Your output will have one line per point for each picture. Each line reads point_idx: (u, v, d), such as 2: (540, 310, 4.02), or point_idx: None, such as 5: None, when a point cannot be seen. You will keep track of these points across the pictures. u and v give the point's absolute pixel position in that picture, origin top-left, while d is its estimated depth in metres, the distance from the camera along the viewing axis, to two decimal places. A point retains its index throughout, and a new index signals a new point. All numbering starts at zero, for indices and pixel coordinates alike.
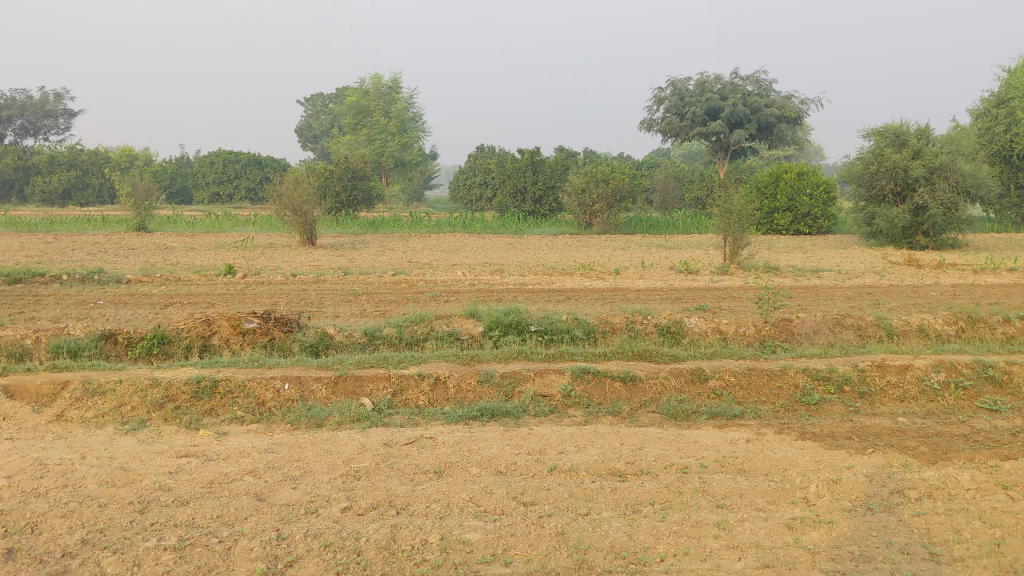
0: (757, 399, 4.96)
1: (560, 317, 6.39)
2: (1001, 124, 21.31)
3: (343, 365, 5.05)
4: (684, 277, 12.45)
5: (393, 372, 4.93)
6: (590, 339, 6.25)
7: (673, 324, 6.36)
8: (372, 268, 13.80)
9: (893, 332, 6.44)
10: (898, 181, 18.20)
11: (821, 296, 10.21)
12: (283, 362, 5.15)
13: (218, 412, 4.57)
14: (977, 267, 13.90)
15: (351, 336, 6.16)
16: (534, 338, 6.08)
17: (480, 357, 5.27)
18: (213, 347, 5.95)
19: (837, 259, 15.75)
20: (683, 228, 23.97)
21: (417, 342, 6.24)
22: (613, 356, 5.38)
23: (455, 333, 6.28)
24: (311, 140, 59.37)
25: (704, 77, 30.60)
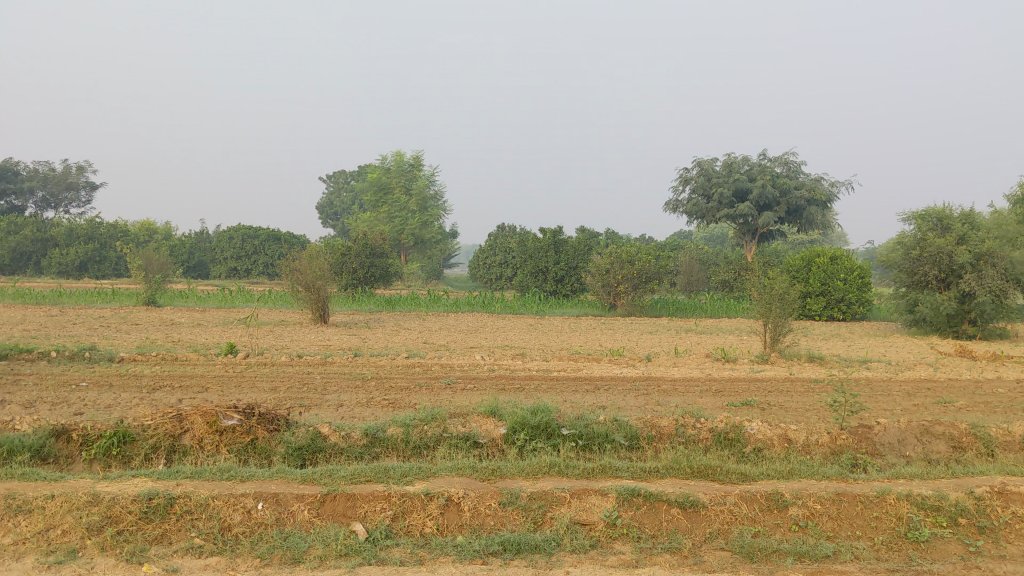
0: (851, 534, 4.09)
1: (597, 419, 5.56)
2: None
3: (333, 480, 4.32)
4: (723, 365, 11.48)
5: (394, 491, 4.20)
6: (632, 446, 5.39)
7: (733, 430, 5.50)
8: (385, 350, 12.94)
9: (993, 444, 5.52)
10: (942, 267, 17.27)
11: (878, 391, 9.21)
12: (258, 474, 4.44)
13: (170, 539, 3.85)
14: None
15: (349, 438, 5.33)
16: (567, 446, 5.25)
17: (501, 471, 4.58)
18: (183, 448, 5.22)
19: (882, 348, 14.74)
20: (711, 312, 23.04)
21: (426, 446, 5.37)
22: (667, 472, 4.62)
23: (471, 436, 5.42)
24: (333, 218, 59.50)
25: (731, 158, 30.10)
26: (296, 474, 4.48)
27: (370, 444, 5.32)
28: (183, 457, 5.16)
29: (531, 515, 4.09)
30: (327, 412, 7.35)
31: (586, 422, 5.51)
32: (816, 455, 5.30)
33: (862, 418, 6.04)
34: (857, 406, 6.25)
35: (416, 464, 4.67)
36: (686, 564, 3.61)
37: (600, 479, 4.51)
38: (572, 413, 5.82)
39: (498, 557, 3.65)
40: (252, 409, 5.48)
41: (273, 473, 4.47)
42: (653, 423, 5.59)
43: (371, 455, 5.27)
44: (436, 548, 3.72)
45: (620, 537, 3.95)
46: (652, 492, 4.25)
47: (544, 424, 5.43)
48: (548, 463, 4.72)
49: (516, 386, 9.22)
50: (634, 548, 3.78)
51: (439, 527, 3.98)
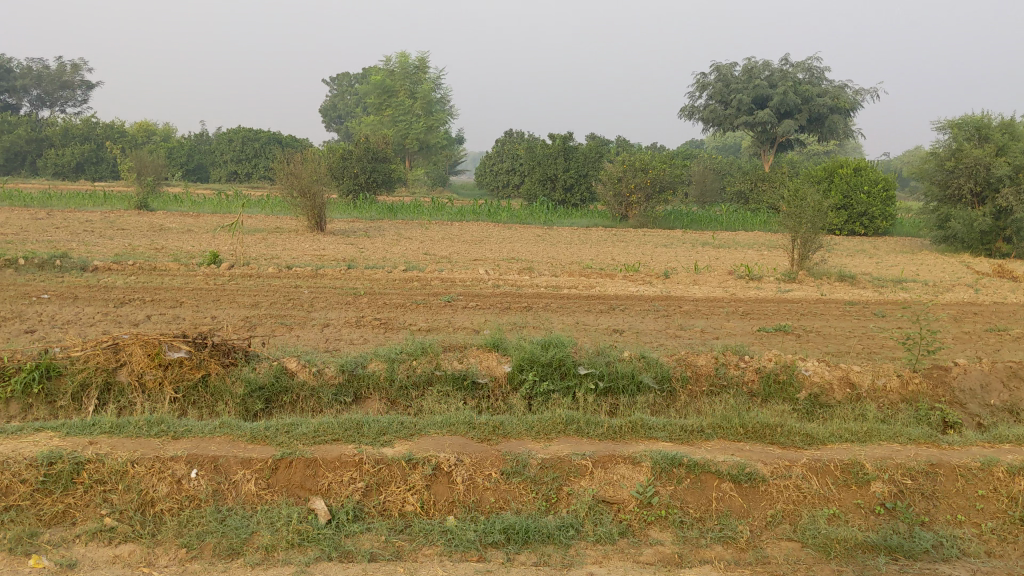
0: (950, 517, 3.78)
1: (619, 355, 5.01)
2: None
3: (291, 442, 3.99)
4: (747, 284, 10.59)
5: (366, 456, 3.85)
6: (662, 390, 4.88)
7: (784, 370, 4.98)
8: (382, 261, 12.07)
9: None
10: (978, 180, 16.17)
11: (921, 318, 8.38)
12: (196, 430, 4.15)
13: (73, 518, 3.55)
14: None
15: (322, 376, 4.90)
16: (586, 391, 4.76)
17: (505, 428, 4.21)
18: (119, 387, 4.75)
19: (914, 267, 13.82)
20: (727, 224, 22.05)
21: (413, 387, 4.88)
22: (714, 434, 4.27)
23: (468, 375, 4.89)
24: (336, 121, 57.96)
25: (751, 63, 28.65)
26: (244, 430, 4.19)
27: (348, 381, 4.90)
28: (119, 396, 4.72)
29: (542, 489, 3.74)
30: (306, 339, 6.57)
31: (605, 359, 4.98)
32: (885, 405, 4.85)
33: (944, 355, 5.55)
34: (937, 344, 5.73)
35: (401, 418, 4.32)
36: (747, 560, 3.35)
37: (623, 443, 4.09)
38: (591, 347, 5.28)
39: (500, 550, 3.33)
40: (206, 339, 4.98)
41: (215, 428, 4.17)
42: (687, 363, 5.06)
43: (350, 396, 4.86)
44: (418, 536, 3.41)
45: (657, 520, 3.64)
46: (695, 463, 3.88)
47: (554, 360, 4.86)
48: (570, 417, 4.32)
49: (522, 305, 8.42)
50: (678, 538, 3.51)
51: (423, 505, 3.63)
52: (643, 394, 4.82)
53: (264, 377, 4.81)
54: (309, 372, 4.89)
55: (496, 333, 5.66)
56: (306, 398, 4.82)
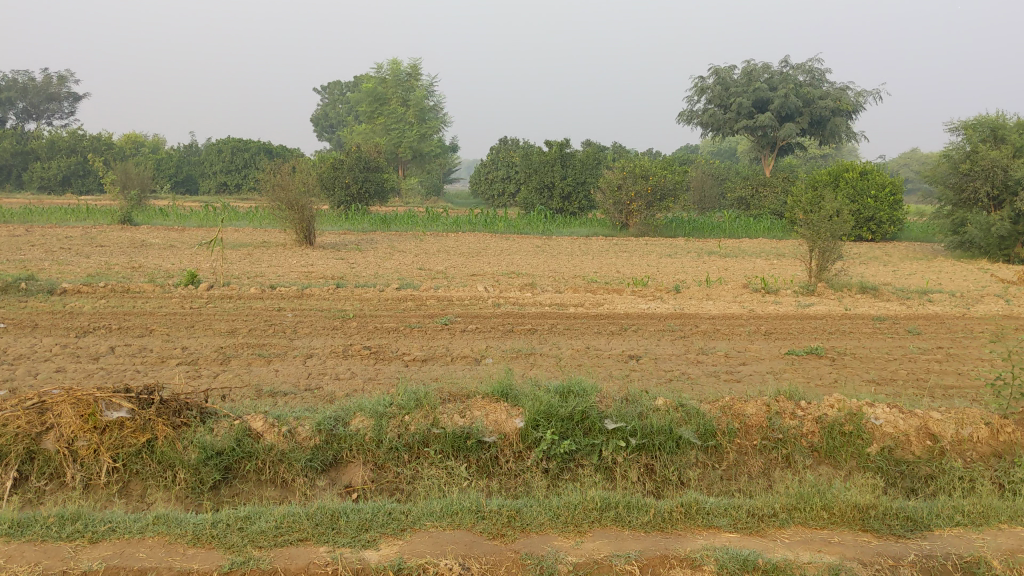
0: None
1: (653, 405, 4.50)
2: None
3: (242, 547, 3.36)
4: (764, 298, 9.92)
5: (341, 565, 3.25)
6: (705, 447, 4.37)
7: (849, 420, 4.47)
8: (374, 278, 11.37)
9: None
10: (995, 184, 15.52)
11: (961, 339, 7.67)
12: (124, 528, 3.51)
13: None
14: None
15: (295, 438, 4.26)
16: (618, 447, 4.25)
17: (525, 515, 3.66)
18: (45, 455, 4.12)
19: (934, 275, 13.17)
20: (730, 231, 21.39)
21: (408, 446, 4.27)
22: (790, 517, 3.74)
23: (473, 434, 4.29)
24: (328, 130, 57.36)
25: (751, 66, 28.05)
26: (185, 523, 3.57)
27: (326, 443, 4.26)
28: (43, 468, 4.09)
29: None
30: (283, 376, 5.85)
31: (635, 411, 4.46)
32: (972, 460, 4.36)
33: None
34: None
35: (390, 506, 3.74)
36: None
37: (675, 536, 3.54)
38: (622, 392, 4.77)
39: None
40: (152, 395, 4.33)
41: (146, 526, 3.53)
42: (734, 413, 4.55)
43: (327, 461, 4.23)
44: None
45: None
46: (775, 566, 3.30)
47: (576, 414, 4.36)
48: (610, 497, 3.83)
49: (526, 328, 7.71)
50: None
51: None
52: (683, 452, 4.32)
53: (221, 442, 4.16)
54: (277, 433, 4.25)
55: (505, 376, 5.03)
56: (274, 465, 4.18)
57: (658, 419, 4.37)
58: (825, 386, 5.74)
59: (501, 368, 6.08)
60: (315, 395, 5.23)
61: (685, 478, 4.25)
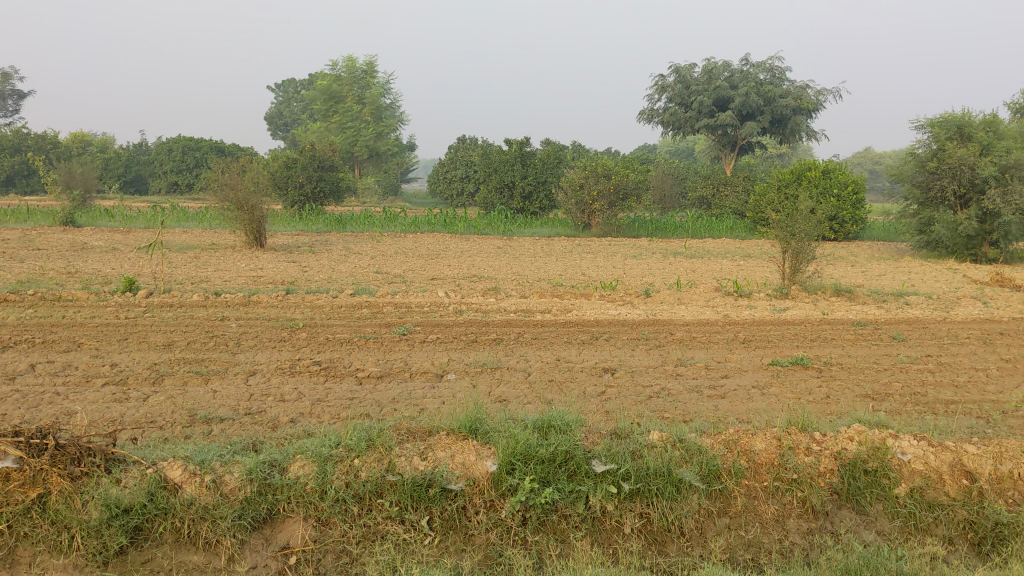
0: None
1: (647, 442, 4.07)
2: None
3: None
4: (738, 302, 9.49)
5: None
6: (710, 492, 3.94)
7: (874, 457, 4.08)
8: (327, 283, 10.75)
9: None
10: (962, 182, 15.31)
11: (949, 346, 7.27)
12: None
13: None
14: None
15: (221, 489, 3.71)
16: (607, 497, 3.81)
17: None
18: None
19: (905, 276, 12.88)
20: (693, 231, 21.03)
21: (372, 496, 3.78)
22: None
23: (436, 481, 3.80)
24: (283, 129, 56.33)
25: (711, 63, 27.77)
26: None
27: (260, 496, 3.73)
28: None
29: None
30: (220, 398, 5.24)
31: (623, 451, 4.02)
32: (1011, 501, 3.95)
33: None
34: None
35: None
36: None
37: None
38: (609, 427, 4.33)
39: None
40: (47, 438, 3.73)
41: None
42: (742, 450, 4.12)
43: (259, 517, 3.69)
44: None
45: None
46: None
47: (558, 455, 3.92)
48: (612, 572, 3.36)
49: (490, 338, 7.18)
50: None
51: None
52: (685, 498, 3.88)
53: (127, 497, 3.60)
54: (198, 484, 3.70)
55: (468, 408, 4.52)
56: (193, 523, 3.63)
57: (655, 460, 3.94)
58: (818, 403, 5.28)
59: (465, 387, 5.52)
60: (255, 424, 4.65)
61: (686, 530, 3.81)
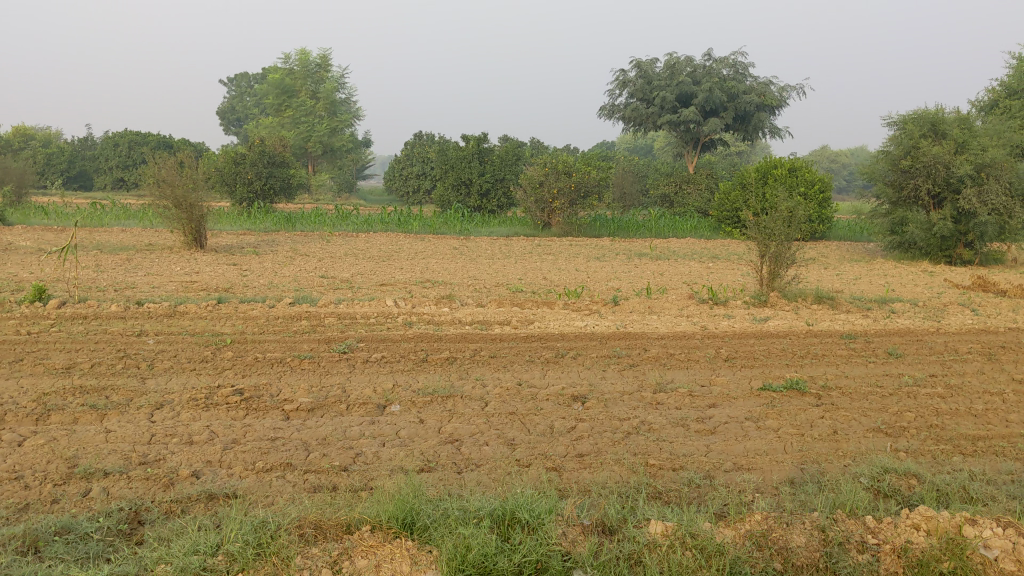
0: None
1: (646, 539, 3.24)
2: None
3: None
4: (715, 312, 8.73)
5: None
6: None
7: (950, 553, 3.18)
8: (266, 290, 9.78)
9: None
10: (936, 181, 14.72)
11: (953, 364, 6.55)
12: None
13: None
14: None
15: None
16: None
17: None
18: None
19: (880, 280, 12.27)
20: (658, 231, 20.34)
21: None
22: None
23: None
24: (235, 124, 54.89)
25: (673, 58, 27.13)
26: None
27: None
28: None
29: None
30: (112, 441, 4.32)
31: (616, 558, 3.19)
32: None
33: None
34: None
35: None
36: None
37: None
38: (596, 510, 3.48)
39: None
40: None
41: None
42: (776, 546, 3.25)
43: None
44: None
45: None
46: None
47: (530, 567, 3.11)
48: None
49: (443, 357, 6.31)
50: None
51: None
52: None
53: None
54: None
55: (406, 478, 3.69)
56: None
57: (659, 571, 3.12)
58: (825, 441, 4.49)
59: (411, 422, 4.66)
60: (144, 480, 3.74)
61: None
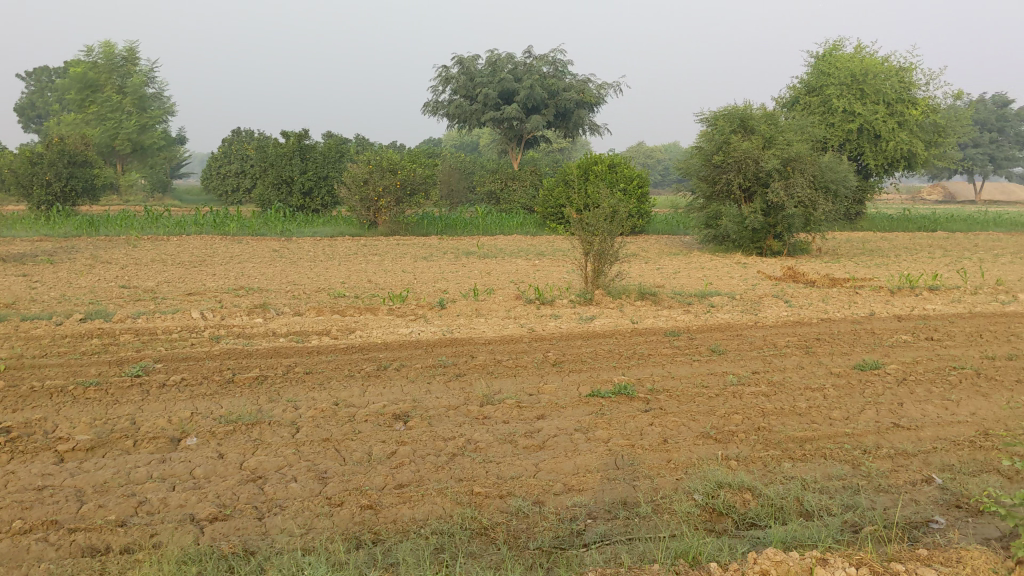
0: None
1: None
2: (840, 96, 18.98)
3: None
4: (544, 312, 8.54)
5: None
6: None
7: None
8: (57, 304, 8.81)
9: None
10: (746, 175, 15.20)
11: (774, 360, 6.59)
12: None
13: None
14: (887, 284, 10.87)
15: None
16: None
17: None
18: None
19: (701, 273, 12.52)
20: (485, 228, 20.18)
21: None
22: None
23: None
24: (33, 121, 50.84)
25: (494, 55, 27.10)
26: None
27: None
28: None
29: None
30: None
31: None
32: None
33: (967, 486, 3.81)
34: (936, 472, 4.00)
35: None
36: None
37: None
38: (417, 567, 3.01)
39: None
40: None
41: None
42: None
43: None
44: None
45: None
46: None
47: None
48: None
49: (252, 376, 5.75)
50: None
51: None
52: None
53: None
54: None
55: (199, 538, 3.18)
56: None
57: None
58: (657, 451, 4.30)
59: (208, 458, 4.12)
60: None
61: None
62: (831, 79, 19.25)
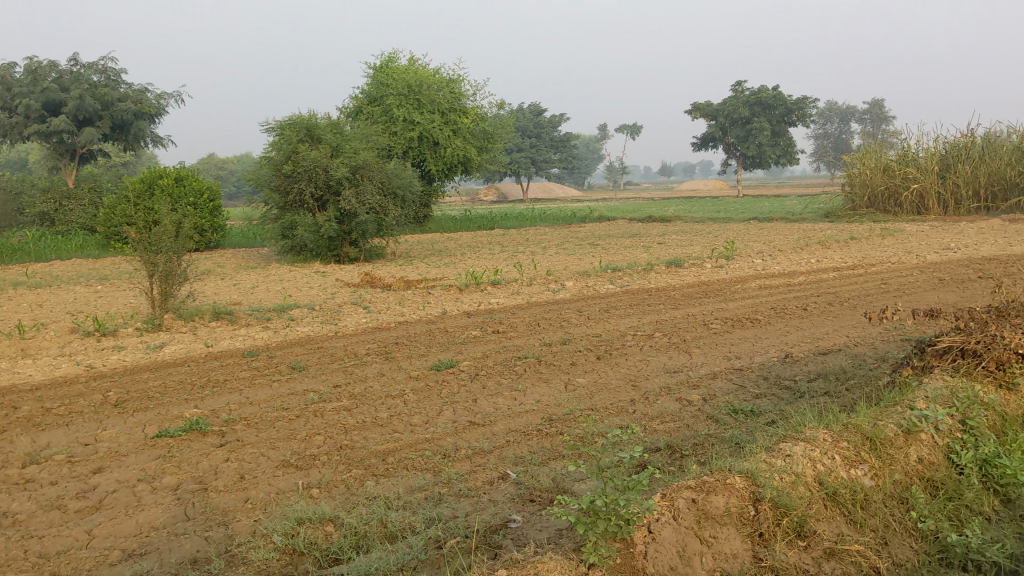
0: None
1: None
2: (399, 106, 19.34)
3: None
4: (104, 345, 7.65)
5: None
6: None
7: None
8: None
9: (696, 463, 3.90)
10: (318, 184, 13.69)
11: (355, 370, 6.50)
12: None
13: None
14: (462, 282, 11.24)
15: None
16: None
17: None
18: None
19: (280, 286, 12.13)
20: (35, 253, 17.75)
21: None
22: None
23: None
24: None
25: (32, 63, 24.10)
26: None
27: None
28: None
29: None
30: None
31: None
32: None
33: (537, 476, 3.97)
34: (510, 465, 4.12)
35: None
36: None
37: None
38: None
39: None
40: None
41: None
42: None
43: None
44: None
45: None
46: None
47: None
48: None
49: None
50: None
51: None
52: None
53: None
54: None
55: None
56: None
57: None
58: (232, 492, 3.94)
59: None
60: None
61: None
62: (389, 89, 19.59)
